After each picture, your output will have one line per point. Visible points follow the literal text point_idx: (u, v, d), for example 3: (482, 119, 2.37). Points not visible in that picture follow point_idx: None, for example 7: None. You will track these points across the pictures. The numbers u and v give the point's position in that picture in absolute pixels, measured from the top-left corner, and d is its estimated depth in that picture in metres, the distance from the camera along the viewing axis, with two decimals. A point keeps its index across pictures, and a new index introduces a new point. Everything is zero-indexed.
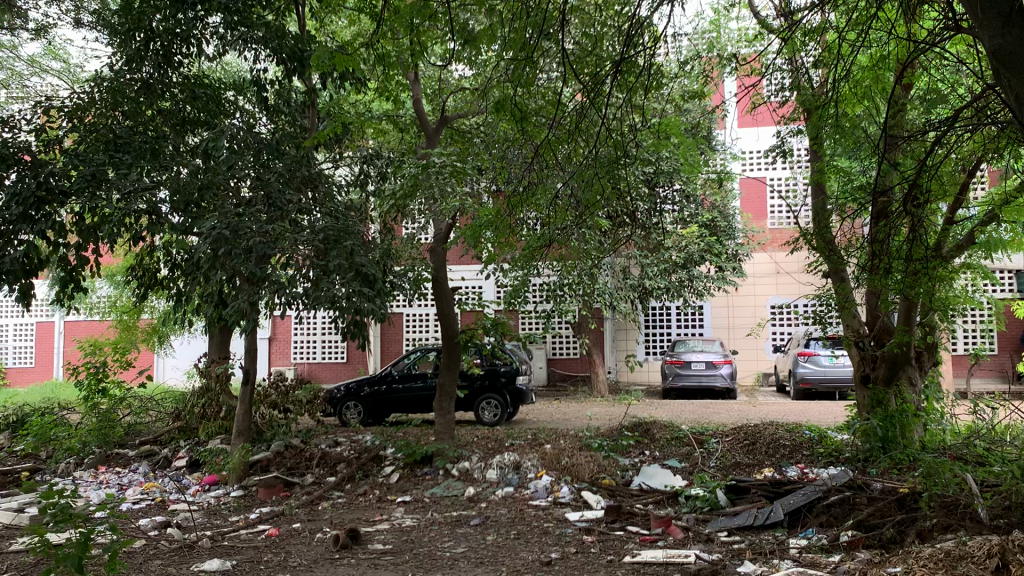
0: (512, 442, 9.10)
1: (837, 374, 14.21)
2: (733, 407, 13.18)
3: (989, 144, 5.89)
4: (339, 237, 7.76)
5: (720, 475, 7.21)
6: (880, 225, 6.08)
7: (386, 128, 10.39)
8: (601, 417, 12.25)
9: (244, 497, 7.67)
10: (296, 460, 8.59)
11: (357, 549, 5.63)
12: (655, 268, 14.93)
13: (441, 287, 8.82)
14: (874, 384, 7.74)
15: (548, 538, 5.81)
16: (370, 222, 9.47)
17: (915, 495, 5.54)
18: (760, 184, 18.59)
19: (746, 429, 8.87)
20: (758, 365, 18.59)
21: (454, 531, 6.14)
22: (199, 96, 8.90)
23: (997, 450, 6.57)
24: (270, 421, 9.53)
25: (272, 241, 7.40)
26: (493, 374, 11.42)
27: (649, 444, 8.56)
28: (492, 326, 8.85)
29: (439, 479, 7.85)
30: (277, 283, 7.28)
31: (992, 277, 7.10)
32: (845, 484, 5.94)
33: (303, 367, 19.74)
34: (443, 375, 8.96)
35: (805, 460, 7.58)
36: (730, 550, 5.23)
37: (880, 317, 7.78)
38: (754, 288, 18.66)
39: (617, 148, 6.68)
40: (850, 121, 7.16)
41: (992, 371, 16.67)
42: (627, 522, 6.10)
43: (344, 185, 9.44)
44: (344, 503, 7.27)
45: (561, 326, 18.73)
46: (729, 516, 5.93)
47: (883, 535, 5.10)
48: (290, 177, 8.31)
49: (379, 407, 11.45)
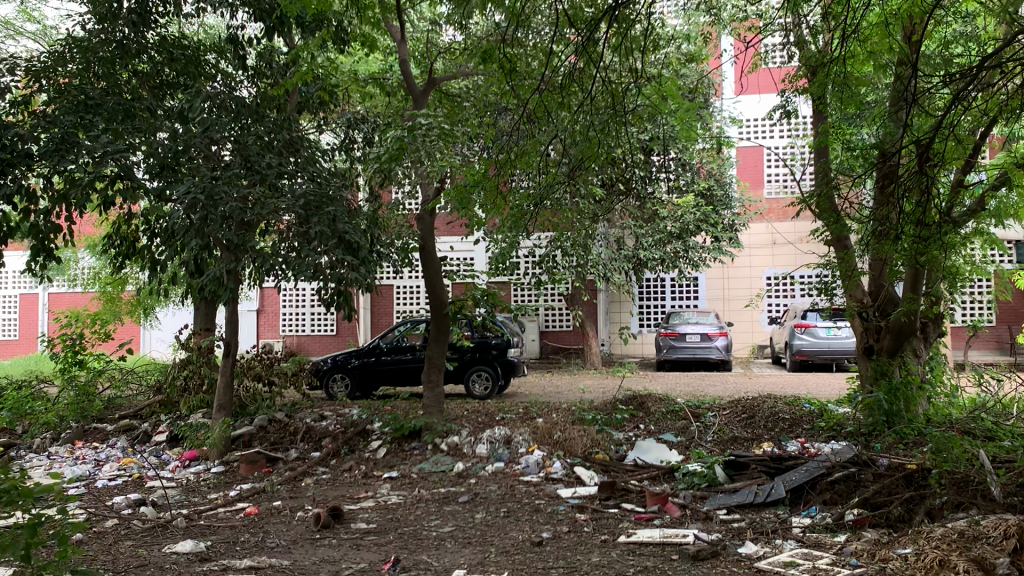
0: (502, 416, 8.83)
1: (834, 346, 13.96)
2: (729, 380, 12.93)
3: (1005, 105, 5.58)
4: (321, 202, 7.41)
5: (718, 451, 6.96)
6: (890, 189, 5.76)
7: (373, 92, 9.99)
8: (594, 390, 12.01)
9: (225, 474, 7.41)
10: (279, 435, 8.30)
11: (339, 529, 5.36)
12: (650, 239, 14.64)
13: (429, 256, 8.47)
14: (878, 356, 7.45)
15: (539, 516, 5.56)
16: (357, 189, 9.12)
17: (924, 472, 5.26)
18: (757, 152, 18.27)
19: (744, 403, 8.62)
20: (754, 337, 18.35)
21: (441, 509, 5.88)
22: (177, 58, 8.49)
23: (1007, 426, 6.30)
24: (254, 394, 9.24)
25: (250, 206, 7.05)
26: (484, 346, 11.15)
27: (644, 418, 8.30)
28: (482, 296, 8.53)
29: (428, 454, 7.58)
30: (256, 252, 6.95)
31: (1002, 244, 6.80)
32: (849, 460, 5.69)
33: (293, 340, 19.44)
34: (432, 347, 8.63)
35: (805, 434, 7.33)
36: (731, 530, 4.98)
37: (884, 287, 7.50)
38: (751, 260, 18.39)
39: (612, 107, 6.34)
40: (856, 80, 6.84)
41: (989, 344, 16.49)
42: (622, 500, 5.84)
43: (329, 151, 9.09)
44: (328, 480, 7.00)
45: (554, 298, 18.47)
46: (728, 493, 5.69)
47: (891, 514, 4.86)
48: (271, 140, 7.94)
49: (367, 379, 11.17)
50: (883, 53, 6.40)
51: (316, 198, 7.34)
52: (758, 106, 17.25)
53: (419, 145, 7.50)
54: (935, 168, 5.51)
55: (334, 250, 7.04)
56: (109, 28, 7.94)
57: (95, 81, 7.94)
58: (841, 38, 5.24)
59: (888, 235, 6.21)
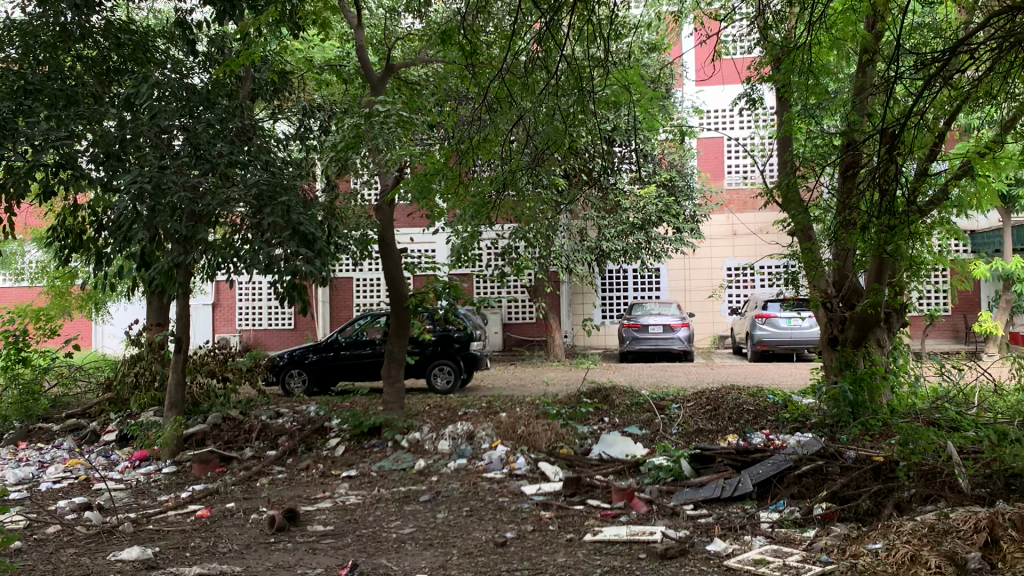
0: (464, 411, 8.65)
1: (795, 335, 14.01)
2: (691, 371, 12.92)
3: (971, 93, 5.52)
4: (275, 192, 7.15)
5: (683, 444, 6.86)
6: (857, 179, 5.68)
7: (329, 79, 9.70)
8: (557, 383, 11.89)
9: (176, 474, 7.14)
10: (234, 433, 8.04)
11: (296, 532, 5.16)
12: (612, 230, 14.56)
13: (387, 248, 8.24)
14: (843, 346, 7.42)
15: (503, 515, 5.41)
16: (313, 179, 8.86)
17: (892, 464, 5.20)
18: (718, 143, 18.30)
19: (708, 394, 8.55)
20: (715, 327, 18.38)
21: (402, 509, 5.70)
22: (125, 42, 8.12)
23: (970, 416, 6.30)
24: (208, 390, 8.95)
25: (199, 196, 6.76)
26: (445, 340, 10.97)
27: (609, 410, 8.18)
28: (444, 289, 8.33)
29: (388, 451, 7.38)
30: (207, 244, 6.69)
31: (964, 232, 6.77)
32: (816, 453, 5.62)
33: (249, 334, 19.03)
34: (392, 341, 8.43)
35: (770, 426, 7.27)
36: (698, 526, 4.88)
37: (848, 278, 7.47)
38: (712, 251, 18.42)
39: (575, 93, 6.19)
40: (820, 70, 6.77)
41: (945, 333, 16.73)
42: (587, 496, 5.71)
43: (284, 140, 8.82)
44: (284, 480, 6.77)
45: (516, 290, 18.32)
46: (695, 487, 5.59)
47: (859, 508, 4.79)
48: (222, 128, 7.65)
49: (325, 375, 10.92)
50: (849, 41, 6.32)
51: (269, 186, 7.08)
52: (719, 97, 17.35)
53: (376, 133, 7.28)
54: (902, 157, 5.44)
55: (289, 242, 6.80)
56: (50, 10, 7.59)
57: (36, 66, 7.58)
58: (809, 24, 5.13)
59: (854, 225, 6.14)
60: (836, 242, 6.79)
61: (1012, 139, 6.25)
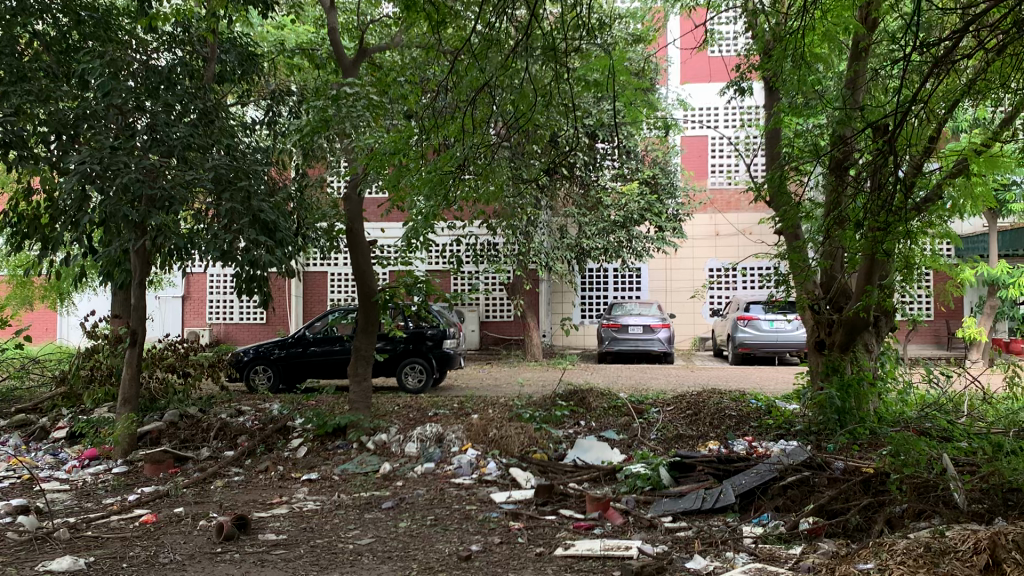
0: (434, 412, 8.30)
1: (776, 338, 13.77)
2: (671, 373, 12.63)
3: (972, 84, 5.22)
4: (237, 178, 6.75)
5: (662, 450, 6.55)
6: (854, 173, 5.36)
7: (301, 63, 9.35)
8: (533, 384, 11.56)
9: (127, 474, 6.74)
10: (191, 431, 7.64)
11: (244, 541, 4.79)
12: (593, 227, 14.26)
13: (356, 239, 7.86)
14: (830, 350, 7.11)
15: (469, 525, 5.07)
16: (280, 168, 8.47)
17: (882, 476, 4.89)
18: (701, 141, 18.06)
19: (688, 398, 8.25)
20: (695, 329, 18.13)
21: (361, 517, 5.34)
22: (85, 20, 7.57)
23: (962, 425, 6.02)
24: (167, 386, 8.53)
25: (153, 179, 6.37)
26: (418, 337, 10.60)
27: (585, 413, 7.84)
28: (415, 284, 7.96)
29: (352, 454, 7.03)
30: (160, 231, 6.28)
31: (957, 234, 6.47)
32: (802, 463, 5.32)
33: (220, 328, 18.58)
34: (359, 338, 8.03)
35: (752, 433, 6.98)
36: (677, 541, 4.56)
37: (837, 279, 7.17)
38: (693, 251, 18.16)
39: (555, 78, 5.83)
40: (810, 60, 6.49)
41: (927, 338, 16.61)
42: (559, 506, 5.38)
43: (251, 125, 8.43)
44: (240, 482, 6.39)
45: (495, 288, 17.99)
46: (674, 498, 5.27)
47: (849, 523, 4.49)
48: (183, 111, 7.23)
49: (291, 371, 10.54)
50: (840, 30, 6.04)
51: (229, 170, 6.69)
52: (705, 93, 17.17)
53: (344, 116, 6.91)
54: (897, 152, 5.16)
55: (249, 230, 6.42)
56: None
57: None
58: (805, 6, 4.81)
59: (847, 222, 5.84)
60: (826, 241, 6.49)
61: (1008, 136, 5.98)
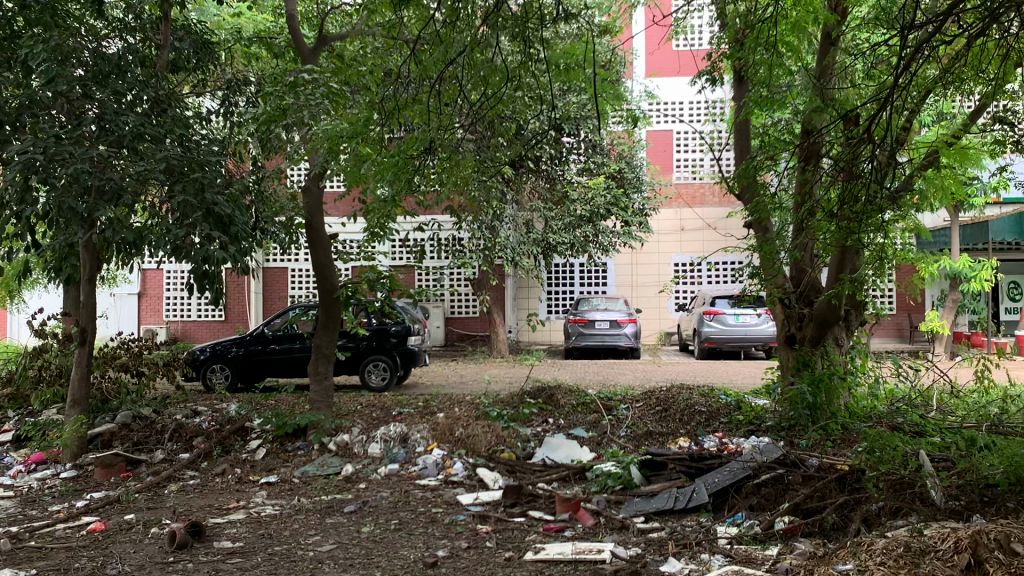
0: (399, 411, 8.09)
1: (742, 333, 13.74)
2: (638, 369, 12.53)
3: (947, 73, 5.12)
4: (191, 170, 6.47)
5: (632, 448, 6.42)
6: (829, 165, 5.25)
7: (259, 52, 9.03)
8: (499, 381, 11.38)
9: (75, 479, 6.44)
10: (144, 433, 7.35)
11: (198, 550, 4.55)
12: (560, 222, 14.10)
13: (315, 233, 7.61)
14: (800, 345, 7.02)
15: (435, 529, 4.89)
16: (237, 160, 8.17)
17: (857, 474, 4.80)
18: (667, 136, 17.98)
19: (658, 394, 8.13)
20: (661, 324, 18.09)
21: (322, 522, 5.12)
22: (31, 5, 6.88)
23: (933, 421, 5.97)
24: (120, 386, 8.21)
25: (100, 170, 6.07)
26: (381, 334, 10.36)
27: (553, 411, 7.68)
28: (378, 280, 7.72)
29: (313, 455, 6.80)
30: (109, 224, 5.99)
31: (927, 228, 6.41)
32: (776, 461, 5.22)
33: (177, 325, 18.19)
34: (320, 335, 7.78)
35: (723, 429, 6.88)
36: (650, 542, 4.42)
37: (807, 272, 7.06)
38: (659, 246, 18.13)
39: (523, 68, 5.63)
40: (780, 51, 6.37)
41: (889, 332, 16.73)
42: (529, 507, 5.22)
43: (206, 116, 8.11)
44: (196, 486, 6.13)
45: (460, 283, 17.78)
46: (645, 498, 5.13)
47: (825, 522, 4.39)
48: (134, 100, 6.91)
49: (250, 370, 10.25)
50: (811, 23, 5.93)
51: (181, 161, 6.41)
52: (675, 86, 17.18)
53: (302, 105, 6.65)
54: (870, 143, 5.06)
55: (202, 223, 6.16)
56: None
57: None
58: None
59: (820, 216, 5.73)
60: (797, 235, 6.39)
61: (978, 128, 5.93)
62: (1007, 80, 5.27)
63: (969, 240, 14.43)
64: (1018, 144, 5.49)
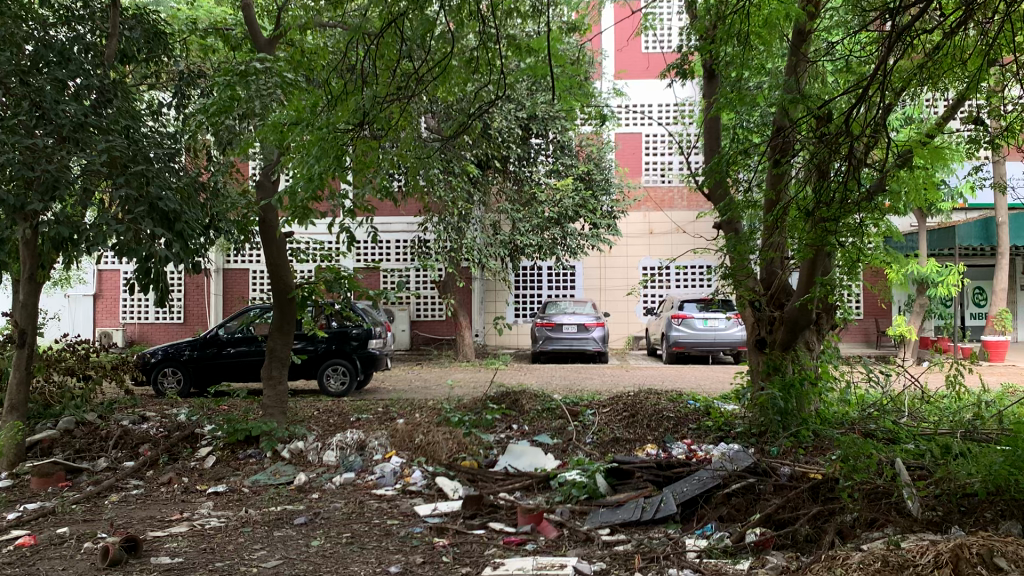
0: (357, 417, 7.80)
1: (711, 337, 13.61)
2: (606, 373, 12.34)
3: (922, 69, 4.95)
4: (135, 163, 6.13)
5: (598, 455, 6.20)
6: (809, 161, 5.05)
7: (215, 44, 8.67)
8: (463, 386, 11.13)
9: (10, 489, 6.06)
10: (87, 440, 7.00)
11: (132, 566, 4.22)
12: (527, 224, 13.79)
13: (269, 231, 7.30)
14: (771, 349, 6.84)
15: (389, 542, 4.62)
16: (190, 155, 7.83)
17: (831, 483, 4.62)
18: (635, 138, 17.87)
19: (625, 399, 7.92)
20: (629, 328, 17.93)
21: (270, 535, 4.83)
22: None
23: (906, 428, 5.83)
24: (64, 390, 7.82)
25: (37, 161, 5.70)
26: (341, 337, 10.07)
27: (517, 417, 7.44)
28: (337, 280, 7.41)
29: (265, 463, 6.50)
30: (45, 219, 5.63)
31: (899, 229, 6.27)
32: (747, 469, 5.03)
33: (134, 328, 17.65)
34: (273, 338, 7.45)
35: (691, 436, 6.69)
36: (616, 556, 4.19)
37: (778, 274, 6.87)
38: (627, 249, 18.01)
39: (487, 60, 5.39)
40: (754, 45, 6.16)
41: (856, 337, 16.74)
42: (489, 518, 4.97)
43: (157, 109, 7.74)
44: (139, 497, 5.79)
45: (426, 286, 17.50)
46: (611, 507, 4.90)
47: (798, 534, 4.21)
48: (77, 89, 6.53)
49: (203, 374, 9.91)
50: (785, 18, 5.72)
51: (125, 153, 6.07)
52: (644, 88, 17.09)
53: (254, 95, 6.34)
54: (847, 139, 4.88)
55: (147, 219, 5.83)
56: None
57: None
58: None
59: (792, 216, 5.54)
60: (768, 236, 6.21)
61: (951, 127, 5.79)
62: (983, 78, 5.11)
63: (935, 246, 14.47)
64: (993, 144, 5.36)
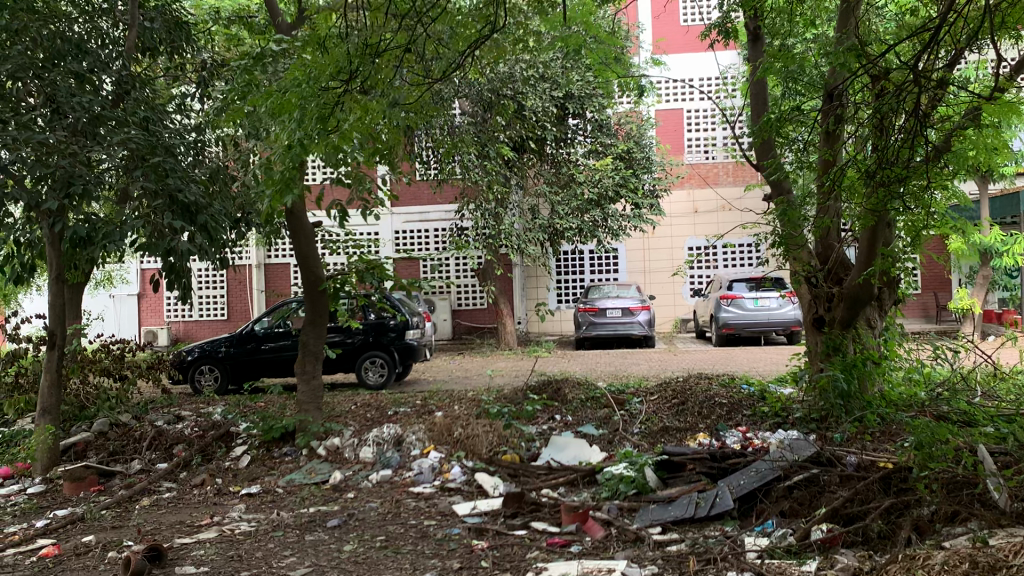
0: (395, 410, 7.54)
1: (762, 317, 13.14)
2: (652, 358, 11.92)
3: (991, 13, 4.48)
4: (151, 155, 5.93)
5: (646, 447, 5.85)
6: (869, 119, 4.61)
7: (239, 33, 8.41)
8: (505, 375, 10.83)
9: (43, 495, 5.94)
10: (121, 442, 6.86)
11: None
12: (566, 207, 13.17)
13: (297, 222, 7.02)
14: (830, 327, 6.40)
15: (425, 546, 4.34)
16: (216, 146, 7.60)
17: (904, 473, 4.24)
18: (677, 114, 17.41)
19: (673, 385, 7.55)
20: (676, 310, 17.50)
21: (301, 539, 4.58)
22: None
23: (982, 409, 5.38)
24: (99, 392, 7.71)
25: (52, 156, 5.50)
26: (379, 329, 9.84)
27: (560, 407, 7.08)
28: (369, 270, 7.14)
29: (300, 462, 6.27)
30: (64, 215, 5.45)
31: (968, 193, 5.78)
32: (809, 459, 4.64)
33: (179, 327, 17.81)
34: (307, 332, 7.21)
35: (745, 422, 6.30)
36: (669, 558, 3.85)
37: (835, 247, 6.41)
38: (671, 229, 17.52)
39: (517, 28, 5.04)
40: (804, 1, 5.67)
41: (916, 312, 16.06)
42: (532, 517, 4.66)
43: (179, 102, 7.52)
44: (170, 500, 5.61)
45: (466, 275, 17.25)
46: (662, 503, 4.55)
47: (869, 530, 3.83)
48: (94, 82, 6.33)
49: (240, 370, 9.79)
50: None
51: (144, 145, 5.86)
52: (683, 62, 16.61)
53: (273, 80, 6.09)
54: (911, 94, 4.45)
55: (168, 213, 5.61)
56: None
57: None
58: None
59: (850, 182, 5.11)
60: (824, 207, 5.77)
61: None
62: None
63: (998, 213, 13.77)
64: None
